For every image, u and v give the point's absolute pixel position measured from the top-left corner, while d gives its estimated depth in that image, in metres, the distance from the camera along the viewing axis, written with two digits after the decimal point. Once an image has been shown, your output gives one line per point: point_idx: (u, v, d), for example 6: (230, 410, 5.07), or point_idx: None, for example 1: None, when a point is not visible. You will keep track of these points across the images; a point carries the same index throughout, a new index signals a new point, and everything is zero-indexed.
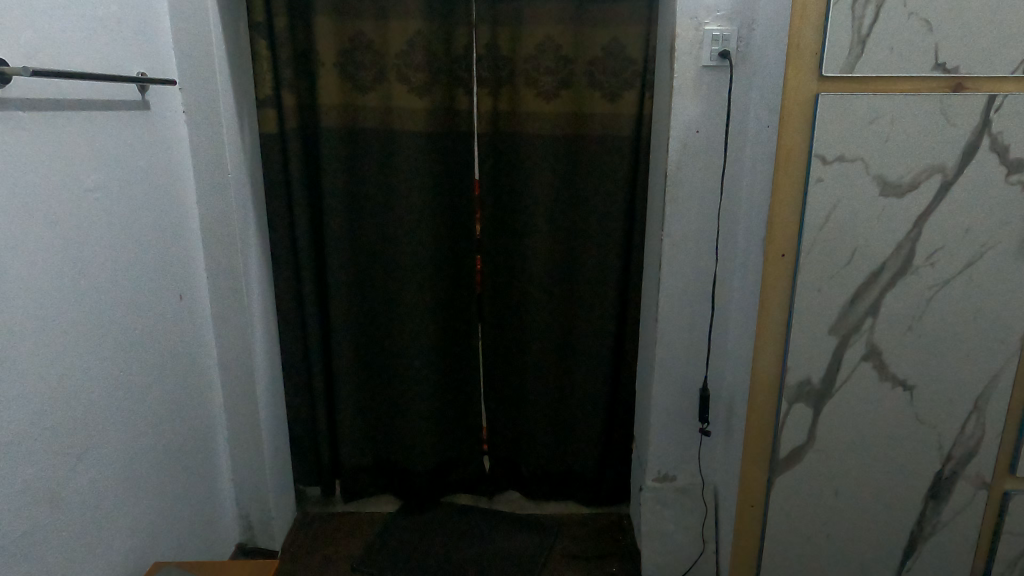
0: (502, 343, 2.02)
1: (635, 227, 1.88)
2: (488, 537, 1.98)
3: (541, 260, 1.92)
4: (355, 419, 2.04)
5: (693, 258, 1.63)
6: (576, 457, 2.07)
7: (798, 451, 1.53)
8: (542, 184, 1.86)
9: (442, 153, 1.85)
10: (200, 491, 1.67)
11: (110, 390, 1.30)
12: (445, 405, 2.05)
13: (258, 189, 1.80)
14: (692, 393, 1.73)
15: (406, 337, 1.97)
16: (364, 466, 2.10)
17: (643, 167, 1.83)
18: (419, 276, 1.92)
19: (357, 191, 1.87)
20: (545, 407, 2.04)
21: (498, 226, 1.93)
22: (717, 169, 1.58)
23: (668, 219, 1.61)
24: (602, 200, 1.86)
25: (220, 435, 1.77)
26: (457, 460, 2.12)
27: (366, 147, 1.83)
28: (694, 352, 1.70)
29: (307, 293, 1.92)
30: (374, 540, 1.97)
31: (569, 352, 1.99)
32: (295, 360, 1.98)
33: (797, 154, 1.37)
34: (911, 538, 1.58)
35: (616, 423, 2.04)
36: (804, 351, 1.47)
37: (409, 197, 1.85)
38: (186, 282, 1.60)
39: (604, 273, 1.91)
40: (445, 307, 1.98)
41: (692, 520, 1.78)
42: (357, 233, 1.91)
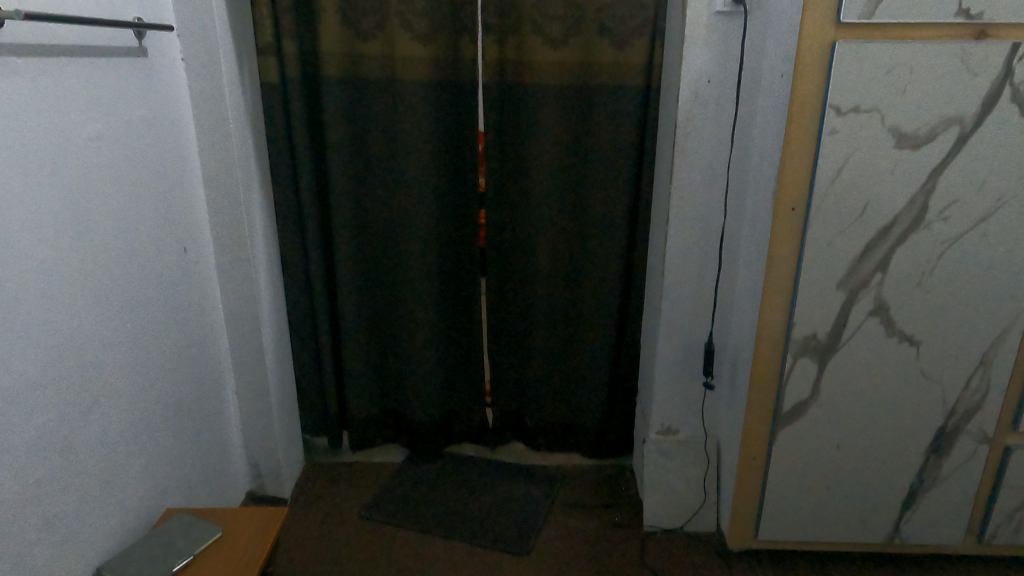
0: (507, 298, 2.03)
1: (643, 182, 1.85)
2: (493, 486, 2.01)
3: (547, 215, 1.91)
4: (361, 373, 2.05)
5: (701, 212, 1.61)
6: (580, 410, 2.09)
7: (801, 405, 1.54)
8: (548, 136, 1.83)
9: (446, 105, 1.82)
10: (209, 441, 1.70)
11: (117, 342, 1.31)
12: (450, 358, 2.07)
13: (260, 139, 1.78)
14: (697, 347, 1.73)
15: (411, 292, 1.97)
16: (370, 418, 2.12)
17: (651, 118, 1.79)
18: (424, 231, 1.91)
19: (361, 144, 1.85)
20: (549, 360, 2.06)
21: (504, 181, 1.90)
22: (728, 121, 1.54)
23: (677, 172, 1.58)
24: (610, 153, 1.83)
25: (228, 386, 1.80)
26: (462, 412, 2.14)
27: (369, 98, 1.80)
28: (700, 307, 1.70)
29: (311, 246, 1.91)
30: (381, 489, 2.01)
31: (574, 307, 2.00)
32: (300, 314, 1.98)
33: (811, 105, 1.34)
34: (910, 491, 1.60)
35: (620, 378, 2.05)
36: (811, 306, 1.46)
37: (413, 149, 1.83)
38: (191, 234, 1.60)
39: (610, 228, 1.89)
40: (449, 261, 1.97)
41: (694, 472, 1.80)
42: (361, 187, 1.89)
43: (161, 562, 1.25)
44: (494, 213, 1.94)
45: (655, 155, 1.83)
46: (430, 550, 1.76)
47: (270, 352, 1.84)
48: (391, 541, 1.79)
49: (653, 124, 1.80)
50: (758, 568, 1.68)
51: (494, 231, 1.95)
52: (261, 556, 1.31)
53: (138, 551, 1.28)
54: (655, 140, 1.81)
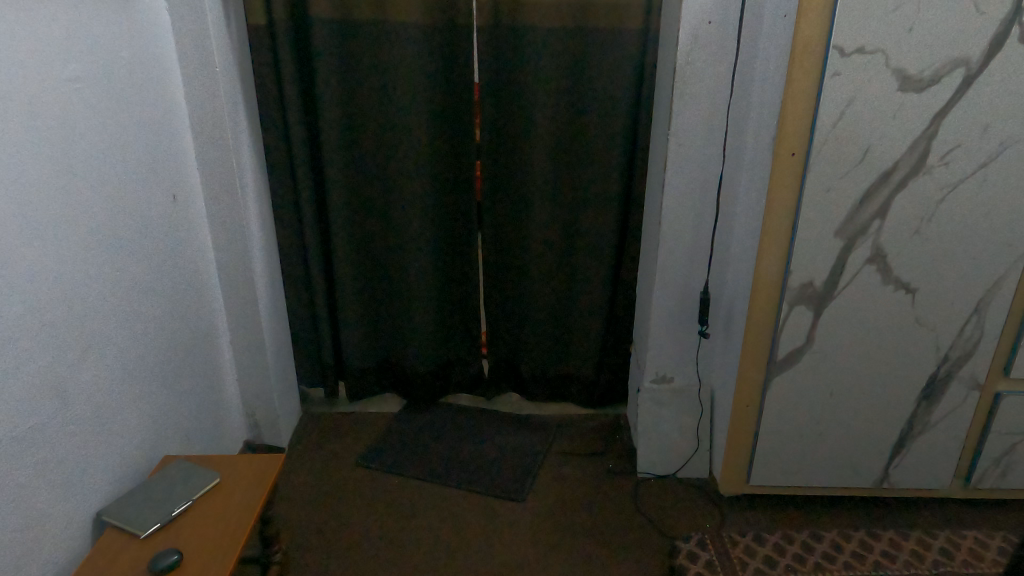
0: (502, 248, 2.01)
1: (640, 128, 1.82)
2: (489, 435, 2.04)
3: (543, 163, 1.88)
4: (356, 324, 2.05)
5: (699, 160, 1.59)
6: (575, 360, 2.10)
7: (796, 353, 1.55)
8: (544, 81, 1.78)
9: (439, 49, 1.77)
10: (205, 391, 1.70)
11: (107, 290, 1.29)
12: (445, 308, 2.07)
13: (248, 85, 1.73)
14: (692, 296, 1.73)
15: (406, 242, 1.96)
16: (367, 368, 2.13)
17: (649, 63, 1.75)
18: (418, 180, 1.88)
19: (351, 90, 1.80)
20: (545, 311, 2.06)
21: (499, 128, 1.87)
22: (728, 65, 1.50)
23: (675, 119, 1.55)
24: (607, 100, 1.79)
25: (221, 336, 1.79)
26: (458, 362, 2.15)
27: (359, 42, 1.75)
28: (696, 256, 1.69)
29: (304, 195, 1.88)
30: (377, 438, 2.03)
31: (570, 257, 1.99)
32: (293, 265, 1.97)
33: (814, 46, 1.30)
34: (901, 437, 1.62)
35: (615, 328, 2.06)
36: (809, 253, 1.45)
37: (406, 95, 1.79)
38: (179, 182, 1.57)
39: (606, 176, 1.87)
40: (444, 212, 1.95)
41: (688, 419, 1.82)
42: (353, 134, 1.85)
43: (161, 507, 1.27)
44: (490, 162, 1.91)
45: (652, 101, 1.79)
46: (427, 496, 1.79)
47: (263, 303, 1.83)
48: (389, 487, 1.82)
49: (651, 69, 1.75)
50: (749, 512, 1.72)
51: (489, 180, 1.92)
52: (258, 499, 1.32)
53: (137, 497, 1.29)
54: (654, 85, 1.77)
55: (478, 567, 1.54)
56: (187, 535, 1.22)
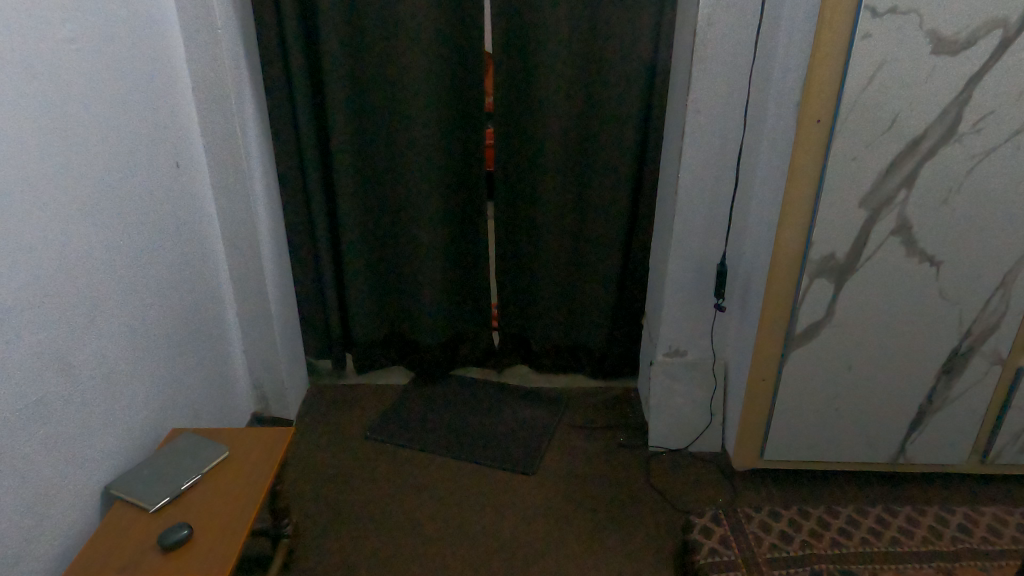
0: (512, 217, 1.97)
1: (656, 94, 1.76)
2: (498, 407, 2.02)
3: (555, 130, 1.82)
4: (363, 295, 2.02)
5: (719, 128, 1.54)
6: (586, 332, 2.07)
7: (814, 327, 1.51)
8: (556, 46, 1.72)
9: (448, 10, 1.70)
10: (211, 362, 1.68)
11: (110, 262, 1.26)
12: (454, 280, 2.03)
13: (251, 48, 1.67)
14: (708, 268, 1.69)
15: (413, 212, 1.91)
16: (375, 340, 2.11)
17: (667, 25, 1.68)
18: (426, 148, 1.83)
19: (357, 54, 1.75)
20: (556, 282, 2.02)
21: (510, 94, 1.81)
22: (752, 27, 1.44)
23: (694, 85, 1.50)
24: (622, 65, 1.73)
25: (228, 306, 1.76)
26: (467, 334, 2.13)
27: (365, 3, 1.68)
28: (713, 227, 1.65)
29: (309, 163, 1.83)
30: (386, 411, 2.01)
31: (581, 227, 1.95)
32: (300, 235, 1.93)
33: (845, 6, 1.24)
34: (919, 412, 1.59)
35: (627, 300, 2.02)
36: (832, 224, 1.41)
37: (414, 60, 1.73)
38: (182, 148, 1.52)
39: (620, 144, 1.81)
40: (454, 181, 1.91)
41: (701, 393, 1.80)
42: (360, 100, 1.80)
43: (169, 481, 1.25)
44: (501, 129, 1.86)
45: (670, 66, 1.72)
46: (437, 469, 1.77)
47: (270, 274, 1.80)
48: (398, 460, 1.80)
49: (669, 33, 1.68)
50: (763, 487, 1.70)
51: (500, 148, 1.87)
52: (263, 488, 1.26)
53: (145, 470, 1.27)
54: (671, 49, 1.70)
55: (488, 541, 1.53)
56: (198, 512, 1.20)
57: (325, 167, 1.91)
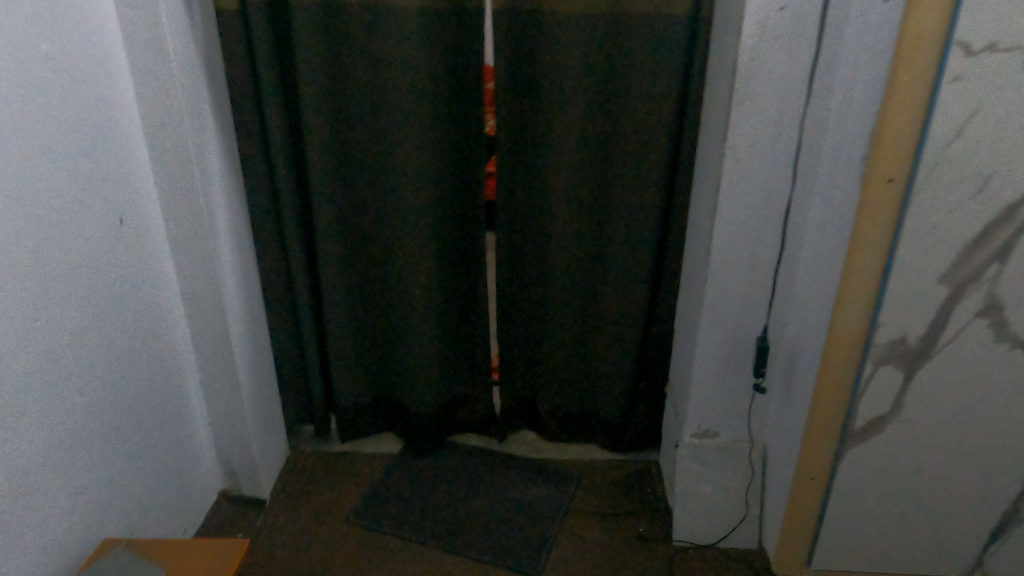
0: (517, 269, 1.75)
1: (684, 133, 1.54)
2: (500, 485, 1.77)
3: (566, 172, 1.60)
4: (350, 352, 1.81)
5: (760, 182, 1.30)
6: (600, 398, 1.83)
7: (877, 422, 1.25)
8: (570, 76, 1.51)
9: (445, 37, 1.50)
10: (162, 438, 1.46)
11: (15, 350, 1.05)
12: (451, 338, 1.81)
13: (218, 84, 1.47)
14: (746, 341, 1.44)
15: (406, 263, 1.69)
16: (363, 403, 1.89)
17: (698, 55, 1.45)
18: (420, 192, 1.61)
19: (342, 86, 1.54)
20: (567, 341, 1.79)
21: (515, 129, 1.60)
22: (803, 65, 1.20)
23: (731, 132, 1.26)
24: (646, 100, 1.51)
25: (189, 374, 1.55)
26: (465, 397, 1.90)
27: (351, 30, 1.48)
28: (752, 294, 1.40)
29: (287, 211, 1.62)
30: (374, 487, 1.78)
31: (596, 281, 1.72)
32: (278, 290, 1.72)
33: (927, 44, 0.99)
34: (1002, 521, 1.32)
35: (648, 364, 1.78)
36: (902, 304, 1.15)
37: (405, 93, 1.51)
38: (127, 202, 1.31)
39: (642, 189, 1.59)
40: (451, 229, 1.69)
41: (736, 483, 1.53)
42: (347, 137, 1.59)
43: None
44: (505, 172, 1.63)
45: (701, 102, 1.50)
46: (424, 568, 1.53)
47: (238, 336, 1.58)
48: (381, 554, 1.57)
49: (699, 66, 1.47)
50: None
51: (503, 192, 1.65)
52: None
53: None
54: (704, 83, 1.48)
55: None
56: None
57: (306, 213, 1.69)
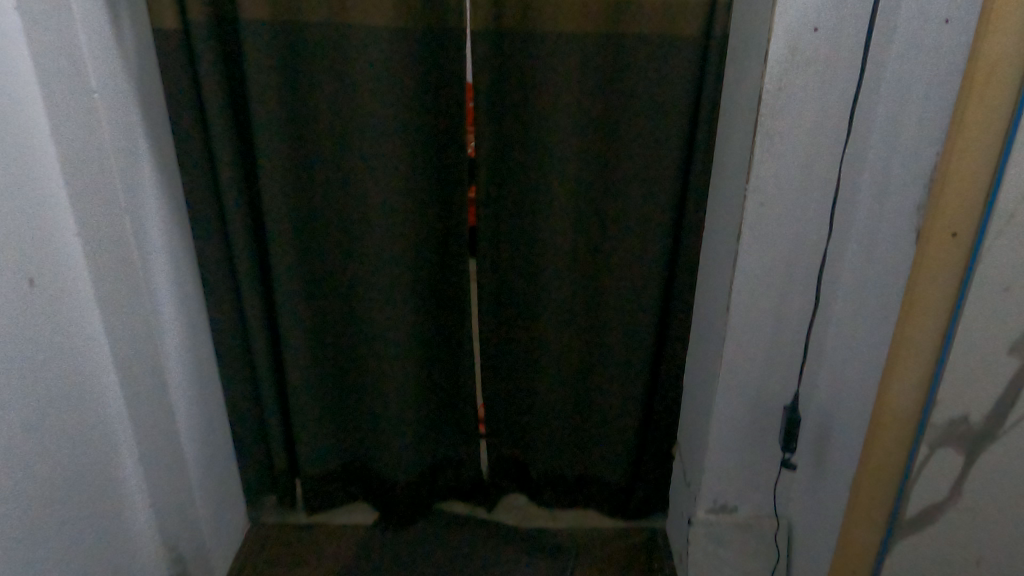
0: (506, 319, 1.56)
1: (693, 168, 1.36)
2: (487, 563, 1.57)
3: (560, 211, 1.42)
4: (317, 414, 1.60)
5: (786, 231, 1.13)
6: (599, 461, 1.63)
7: (932, 511, 1.05)
8: (564, 104, 1.33)
9: (421, 61, 1.31)
10: (94, 552, 1.19)
11: None
12: (432, 396, 1.61)
13: (157, 115, 1.27)
14: (768, 408, 1.26)
15: (379, 315, 1.50)
16: (333, 469, 1.68)
17: (710, 81, 1.28)
18: (393, 236, 1.42)
19: (305, 116, 1.35)
20: (562, 399, 1.60)
21: (501, 164, 1.41)
22: (838, 98, 1.03)
23: (755, 173, 1.09)
24: (651, 130, 1.34)
25: (127, 467, 1.27)
26: (449, 461, 1.70)
27: (315, 52, 1.30)
28: (777, 355, 1.22)
29: (241, 260, 1.42)
30: (343, 572, 1.56)
31: (594, 332, 1.53)
32: (234, 347, 1.51)
33: (1003, 74, 0.83)
34: None
35: (652, 424, 1.59)
36: (965, 380, 0.97)
37: (375, 123, 1.33)
38: (39, 269, 1.02)
39: (646, 231, 1.41)
40: (431, 277, 1.50)
41: (758, 567, 1.34)
42: (310, 173, 1.40)
43: None
44: (490, 213, 1.45)
45: (714, 134, 1.33)
46: None
47: (178, 403, 1.36)
48: None
49: (712, 94, 1.29)
50: None
51: (489, 235, 1.47)
52: None
53: None
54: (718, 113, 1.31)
55: None
56: None
57: (265, 259, 1.49)
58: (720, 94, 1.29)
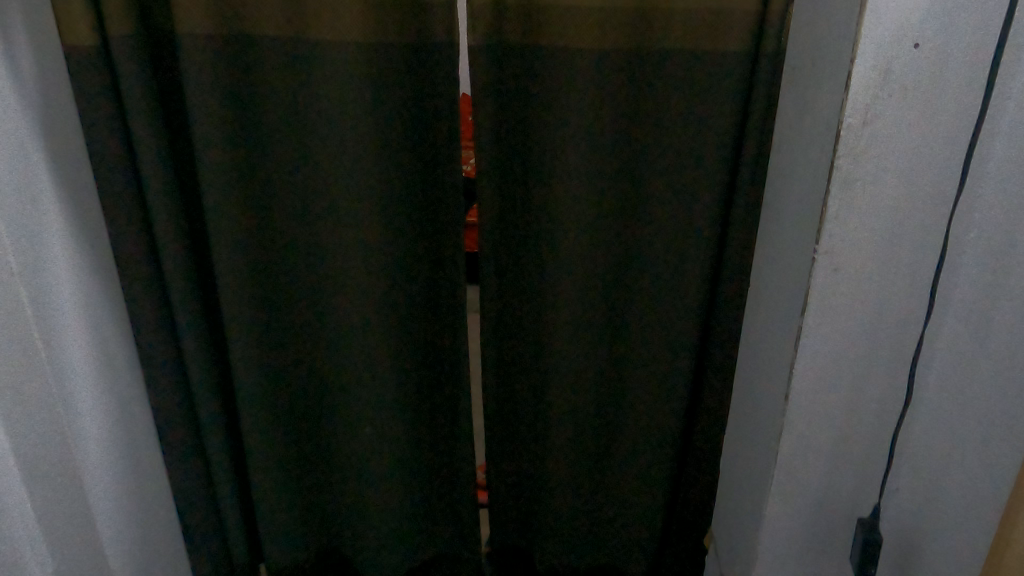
0: (509, 390, 1.31)
1: (734, 217, 1.10)
2: None
3: (574, 268, 1.17)
4: (284, 503, 1.35)
5: (864, 306, 0.88)
6: (618, 556, 1.38)
7: None
8: (580, 139, 1.08)
9: (404, 87, 1.07)
10: None
11: None
12: (422, 480, 1.36)
13: (68, 153, 1.01)
14: (836, 521, 1.00)
15: (354, 386, 1.25)
16: (303, 561, 1.43)
17: (760, 110, 1.03)
18: (369, 293, 1.18)
19: (261, 155, 1.11)
20: (576, 487, 1.34)
21: (503, 211, 1.17)
22: (941, 142, 0.79)
23: (828, 231, 0.84)
24: (685, 171, 1.09)
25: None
26: (442, 550, 1.45)
27: (271, 78, 1.05)
28: (849, 457, 0.96)
29: (184, 327, 1.16)
30: None
31: (613, 409, 1.27)
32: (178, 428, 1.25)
33: None
34: None
35: (683, 515, 1.34)
36: None
37: (348, 161, 1.08)
38: None
39: (676, 291, 1.16)
40: (419, 344, 1.25)
41: None
42: (266, 220, 1.15)
43: None
44: (491, 269, 1.20)
45: (761, 176, 1.07)
46: None
47: (102, 506, 1.09)
48: None
49: (760, 128, 1.03)
50: None
51: (489, 295, 1.22)
52: None
53: None
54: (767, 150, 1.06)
55: None
56: None
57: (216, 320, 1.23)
58: (771, 127, 1.04)
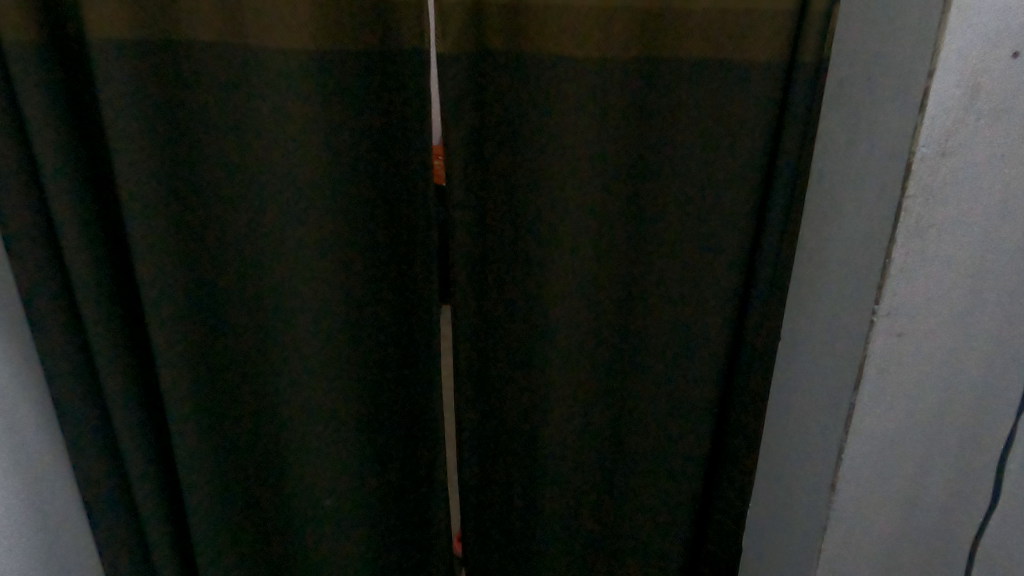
0: (492, 458, 1.09)
1: (763, 261, 0.91)
2: None
3: (571, 320, 0.97)
4: None
5: (934, 374, 0.72)
6: None
7: None
8: (578, 164, 0.89)
9: (366, 106, 0.86)
10: None
11: None
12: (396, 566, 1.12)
13: None
14: None
15: (315, 485, 0.98)
16: None
17: (797, 133, 0.84)
18: (329, 370, 0.92)
19: (196, 200, 0.84)
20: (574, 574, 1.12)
21: (486, 251, 0.97)
22: None
23: (891, 286, 0.68)
24: (707, 204, 0.90)
25: None
26: None
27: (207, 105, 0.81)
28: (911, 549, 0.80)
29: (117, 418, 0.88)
30: None
31: (617, 483, 1.06)
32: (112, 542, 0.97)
33: None
34: None
35: None
36: None
37: (300, 202, 0.85)
38: None
39: (695, 350, 0.96)
40: (383, 410, 1.01)
41: None
42: (205, 285, 0.87)
43: None
44: (466, 311, 1.00)
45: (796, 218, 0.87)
46: None
47: None
48: None
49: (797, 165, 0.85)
50: None
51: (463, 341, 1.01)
52: None
53: None
54: (805, 183, 0.86)
55: None
56: None
57: (159, 417, 0.94)
58: (811, 154, 0.84)
